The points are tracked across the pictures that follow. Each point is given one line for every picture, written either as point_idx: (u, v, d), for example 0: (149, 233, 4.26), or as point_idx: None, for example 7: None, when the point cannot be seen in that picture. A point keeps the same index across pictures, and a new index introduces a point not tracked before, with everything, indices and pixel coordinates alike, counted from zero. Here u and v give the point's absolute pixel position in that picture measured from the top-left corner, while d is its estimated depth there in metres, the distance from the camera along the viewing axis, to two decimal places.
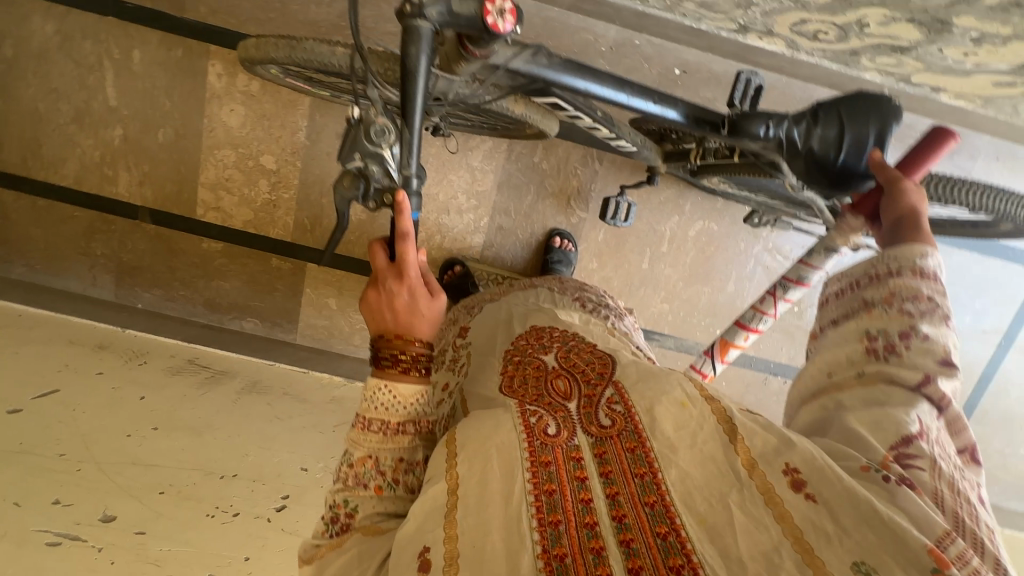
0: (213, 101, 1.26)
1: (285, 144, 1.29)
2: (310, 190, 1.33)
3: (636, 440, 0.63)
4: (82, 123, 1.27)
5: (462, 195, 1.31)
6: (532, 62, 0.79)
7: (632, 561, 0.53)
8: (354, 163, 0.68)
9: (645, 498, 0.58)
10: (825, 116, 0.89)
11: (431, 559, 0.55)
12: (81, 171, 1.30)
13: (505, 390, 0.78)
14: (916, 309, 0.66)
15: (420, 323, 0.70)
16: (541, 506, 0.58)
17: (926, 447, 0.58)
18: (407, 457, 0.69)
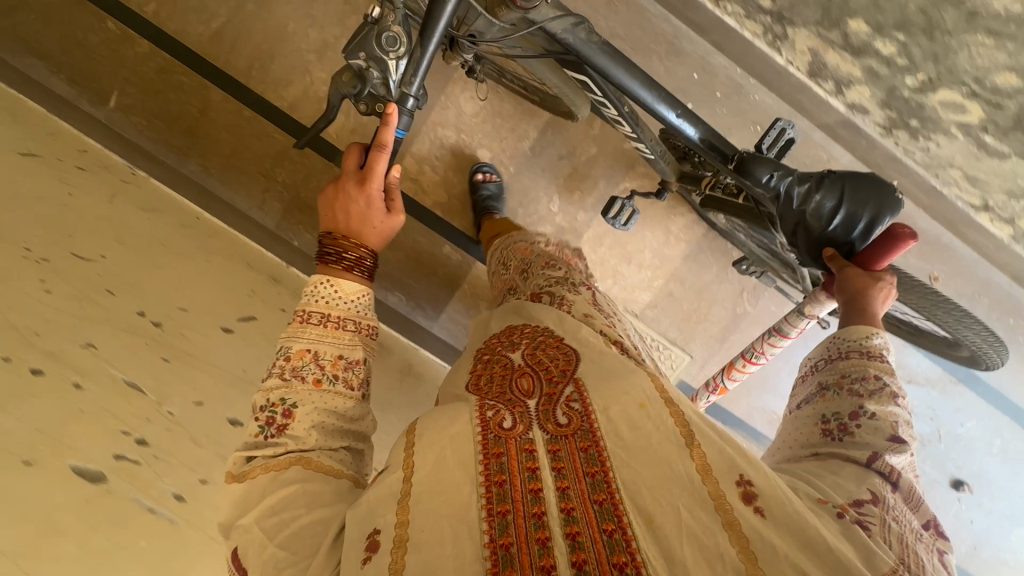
0: (458, 84, 1.27)
1: (505, 147, 1.30)
2: (511, 195, 1.31)
3: (590, 440, 0.60)
4: (321, 57, 1.26)
5: (649, 252, 1.35)
6: (569, 30, 0.88)
7: (576, 554, 0.51)
8: (358, 60, 0.81)
9: (594, 495, 0.55)
10: (828, 185, 0.93)
11: (381, 541, 0.53)
12: (300, 98, 1.28)
13: (469, 386, 0.69)
14: (864, 390, 0.78)
15: (369, 218, 0.81)
16: (490, 496, 0.55)
17: (879, 509, 0.63)
18: (347, 356, 0.71)
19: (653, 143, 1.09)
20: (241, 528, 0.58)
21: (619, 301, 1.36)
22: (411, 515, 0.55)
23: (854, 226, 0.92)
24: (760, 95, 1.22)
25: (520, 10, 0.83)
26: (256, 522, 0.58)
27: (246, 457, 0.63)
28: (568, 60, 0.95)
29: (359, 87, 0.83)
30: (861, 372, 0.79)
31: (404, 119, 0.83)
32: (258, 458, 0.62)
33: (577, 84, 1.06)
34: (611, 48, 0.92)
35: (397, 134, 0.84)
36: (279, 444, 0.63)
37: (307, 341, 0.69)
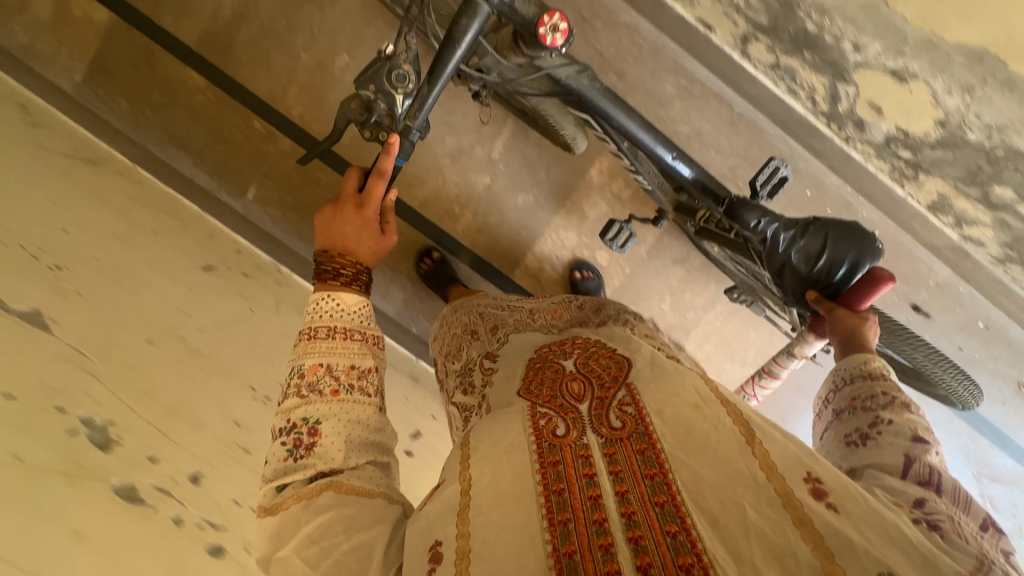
0: (584, 191, 1.34)
1: (624, 251, 1.36)
2: (624, 295, 1.38)
3: (645, 441, 0.62)
4: (454, 160, 1.31)
5: (751, 351, 1.43)
6: (575, 77, 1.00)
7: (642, 559, 0.52)
8: (367, 92, 0.84)
9: (655, 498, 0.57)
10: (814, 231, 0.99)
11: (442, 552, 0.57)
12: (429, 197, 1.32)
13: (520, 390, 0.72)
14: (875, 404, 0.80)
15: (349, 237, 0.83)
16: (550, 506, 0.57)
17: (941, 504, 0.63)
18: (359, 365, 0.73)
19: (650, 174, 1.14)
20: (279, 559, 0.62)
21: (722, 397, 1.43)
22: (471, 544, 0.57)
23: (837, 272, 0.98)
24: (867, 212, 1.31)
25: (526, 56, 0.94)
26: (295, 552, 0.62)
27: (277, 488, 0.65)
28: (569, 101, 1.03)
29: (365, 115, 0.86)
30: (868, 391, 0.82)
31: (404, 147, 0.89)
32: (294, 481, 0.66)
33: (580, 122, 1.14)
34: (609, 95, 1.02)
35: (397, 162, 0.89)
36: (304, 467, 0.66)
37: (318, 356, 0.72)
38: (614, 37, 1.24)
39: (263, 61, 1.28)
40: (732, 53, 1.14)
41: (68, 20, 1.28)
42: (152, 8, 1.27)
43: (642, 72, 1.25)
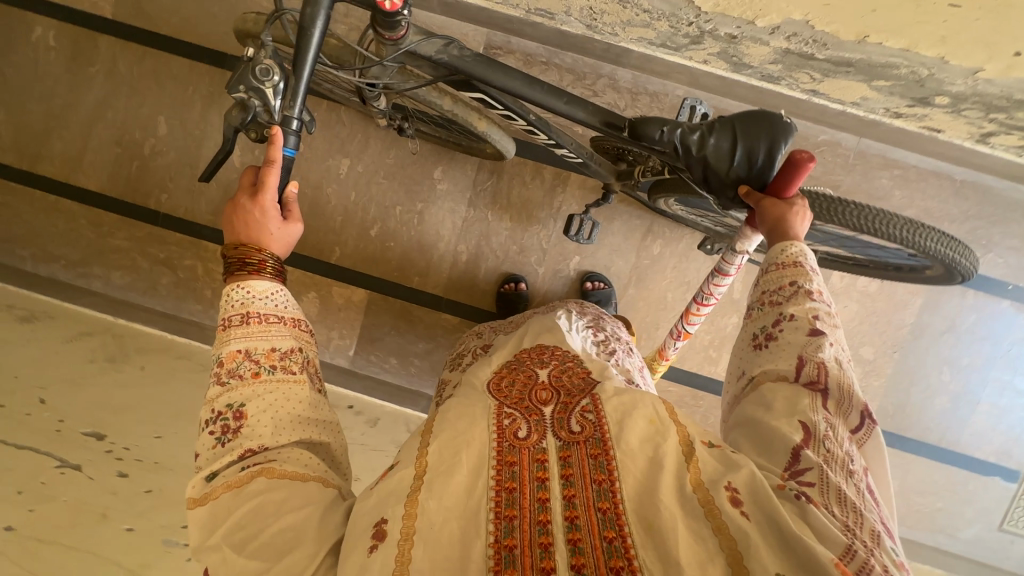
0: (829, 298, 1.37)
1: (886, 340, 1.37)
2: (898, 379, 1.39)
3: (600, 447, 0.64)
4: (700, 311, 1.39)
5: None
6: (440, 52, 0.80)
7: (576, 559, 0.55)
8: (239, 94, 0.70)
9: (599, 503, 0.59)
10: (722, 125, 0.79)
11: (387, 531, 0.56)
12: (686, 351, 1.41)
13: (491, 388, 0.75)
14: (782, 298, 0.71)
15: (273, 233, 0.69)
16: (499, 500, 0.60)
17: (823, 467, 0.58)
18: (281, 347, 0.66)
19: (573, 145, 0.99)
20: (211, 546, 0.56)
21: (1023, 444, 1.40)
22: (421, 505, 0.58)
23: (758, 161, 0.77)
24: None
25: (391, 44, 0.78)
26: (222, 539, 0.56)
27: (208, 477, 0.60)
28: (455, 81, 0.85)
29: (242, 119, 0.71)
30: (778, 284, 0.72)
31: (288, 141, 0.71)
32: (229, 458, 0.61)
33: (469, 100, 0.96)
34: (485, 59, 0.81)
35: (286, 154, 0.71)
36: (234, 451, 0.61)
37: (238, 344, 0.64)
38: (821, 158, 1.27)
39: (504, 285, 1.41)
40: (959, 141, 1.17)
41: (333, 309, 1.44)
42: (399, 275, 1.42)
43: (857, 179, 1.27)
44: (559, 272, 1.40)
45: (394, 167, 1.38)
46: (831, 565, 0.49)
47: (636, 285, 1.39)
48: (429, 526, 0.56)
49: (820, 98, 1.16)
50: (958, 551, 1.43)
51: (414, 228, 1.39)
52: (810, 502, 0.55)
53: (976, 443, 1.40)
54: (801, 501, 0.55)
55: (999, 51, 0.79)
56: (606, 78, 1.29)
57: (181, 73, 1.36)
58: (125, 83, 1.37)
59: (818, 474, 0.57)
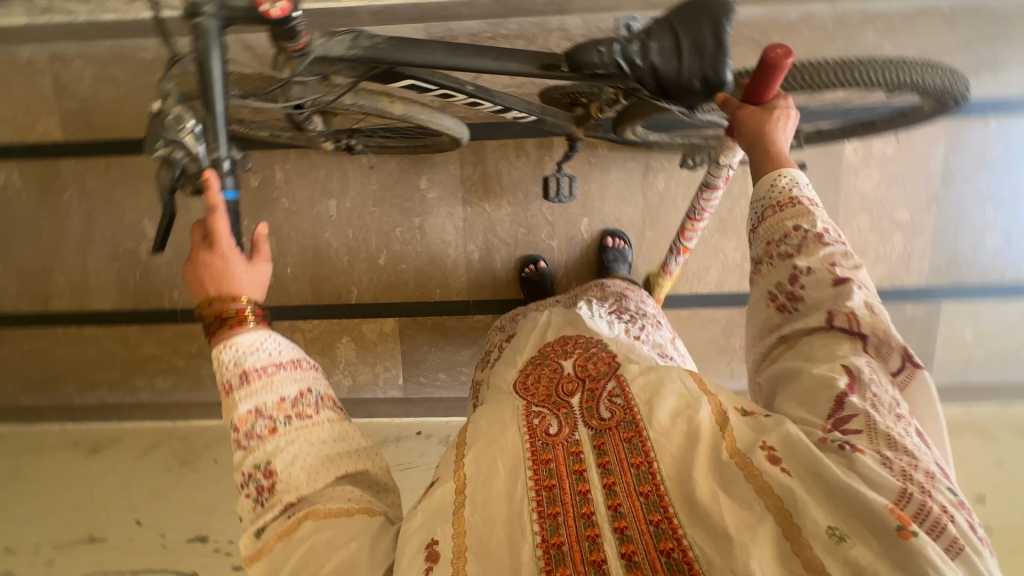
0: (848, 175, 1.32)
1: (920, 197, 1.32)
2: (943, 232, 1.34)
3: (633, 429, 0.63)
4: (724, 230, 1.35)
5: None
6: (351, 48, 0.64)
7: (626, 547, 0.55)
8: (159, 151, 0.62)
9: (641, 489, 0.58)
10: (659, 27, 0.63)
11: (440, 551, 0.56)
12: (721, 275, 1.38)
13: (518, 388, 0.75)
14: (789, 248, 0.68)
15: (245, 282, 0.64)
16: (541, 499, 0.59)
17: (873, 416, 0.57)
18: (291, 394, 0.61)
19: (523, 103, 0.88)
20: None
21: None
22: (470, 522, 0.58)
23: (708, 49, 0.63)
24: None
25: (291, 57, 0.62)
26: None
27: (257, 533, 0.58)
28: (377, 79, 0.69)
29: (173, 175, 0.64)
30: (781, 233, 0.69)
31: (226, 185, 0.64)
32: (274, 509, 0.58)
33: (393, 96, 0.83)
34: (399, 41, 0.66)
35: (228, 197, 0.65)
36: (275, 505, 0.58)
37: (247, 404, 0.60)
38: (799, 37, 1.21)
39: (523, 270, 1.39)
40: None
41: (370, 346, 1.45)
42: (421, 294, 1.41)
43: (842, 46, 1.21)
44: (573, 239, 1.37)
45: (380, 191, 1.36)
46: (887, 512, 0.49)
47: (652, 227, 1.36)
48: (479, 542, 0.57)
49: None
50: None
51: (419, 244, 1.38)
52: (856, 448, 0.55)
53: None
54: (847, 450, 0.55)
55: None
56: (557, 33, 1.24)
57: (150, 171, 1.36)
58: (101, 198, 1.37)
59: (867, 423, 0.57)
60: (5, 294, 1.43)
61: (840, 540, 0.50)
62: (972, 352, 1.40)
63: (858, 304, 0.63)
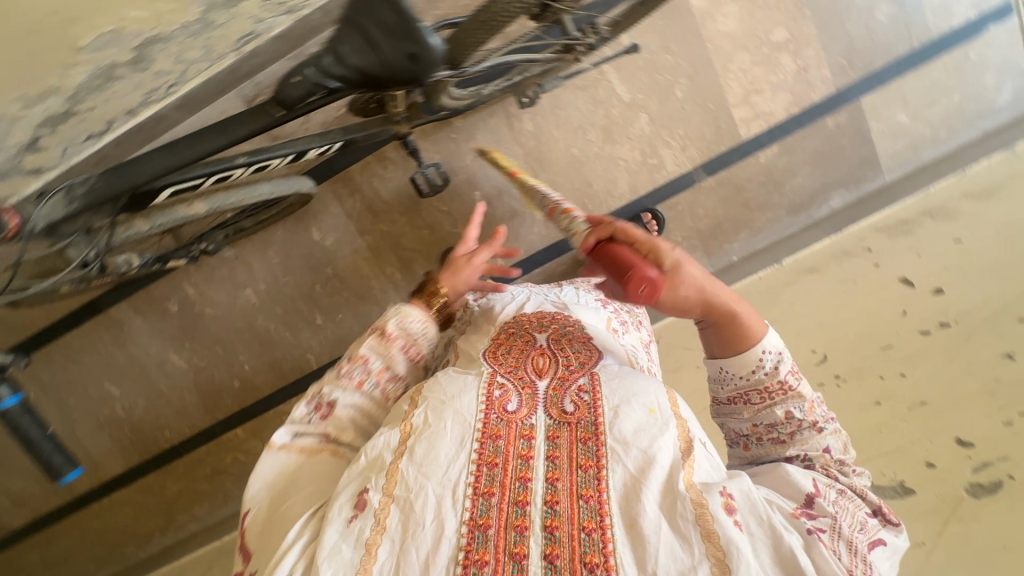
0: (706, 22, 1.22)
1: (788, 6, 1.21)
2: (828, 28, 1.23)
3: (591, 431, 0.65)
4: (612, 139, 1.29)
5: None
6: (75, 200, 0.60)
7: (551, 548, 0.57)
8: None
9: (581, 492, 0.60)
10: (339, 28, 0.57)
11: (367, 500, 0.60)
12: (631, 181, 1.32)
13: (488, 354, 0.78)
14: (781, 435, 0.71)
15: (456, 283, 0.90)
16: (479, 477, 0.62)
17: (828, 513, 0.60)
18: (350, 420, 0.74)
19: (311, 141, 0.84)
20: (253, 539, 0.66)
21: None
22: (403, 473, 0.62)
23: (395, 19, 0.56)
24: None
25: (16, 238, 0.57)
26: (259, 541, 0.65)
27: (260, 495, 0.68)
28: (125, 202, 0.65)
29: None
30: (774, 418, 0.70)
31: None
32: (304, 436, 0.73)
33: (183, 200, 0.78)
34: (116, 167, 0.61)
35: None
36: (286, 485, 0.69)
37: (367, 350, 0.76)
38: None
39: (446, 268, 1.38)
40: None
41: None
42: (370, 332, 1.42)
43: None
44: (476, 217, 1.34)
45: (285, 260, 1.36)
46: None
47: (544, 168, 1.30)
48: (406, 501, 0.60)
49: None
50: (1012, 117, 1.27)
51: (342, 290, 1.39)
52: (819, 538, 0.57)
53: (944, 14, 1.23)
54: (810, 536, 0.57)
55: None
56: None
57: (86, 340, 1.42)
58: (62, 384, 1.44)
59: (833, 524, 0.59)
60: (33, 496, 1.55)
61: None
62: (914, 131, 1.30)
63: (813, 450, 0.69)
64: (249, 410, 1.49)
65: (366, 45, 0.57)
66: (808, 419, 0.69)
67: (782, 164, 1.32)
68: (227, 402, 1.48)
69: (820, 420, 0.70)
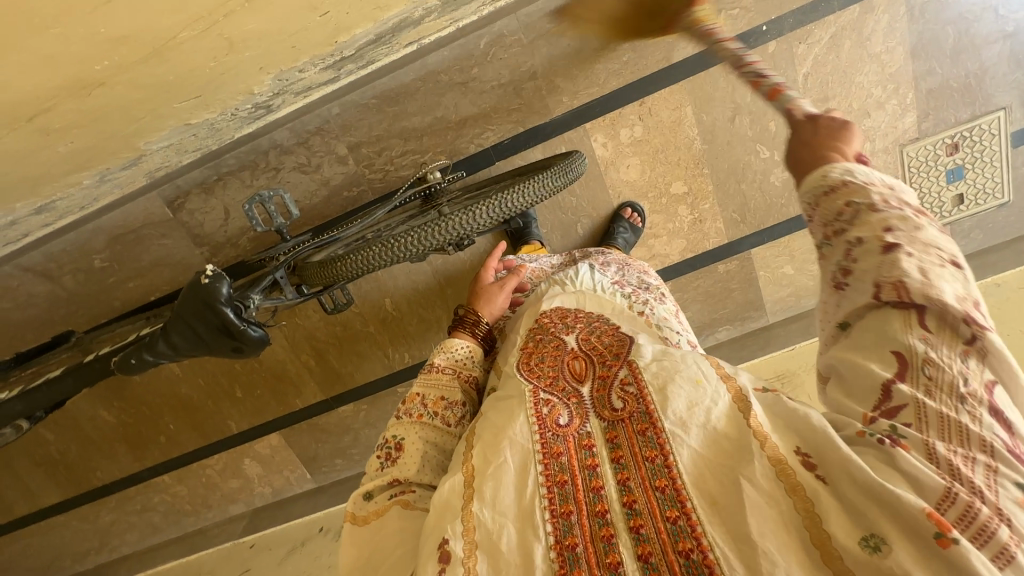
0: (610, 170, 1.28)
1: (688, 163, 1.28)
2: (724, 184, 1.30)
3: (646, 421, 0.62)
4: None
5: (877, 87, 1.21)
6: None
7: (642, 548, 0.54)
8: None
9: (655, 482, 0.57)
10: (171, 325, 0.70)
11: (451, 551, 0.57)
12: None
13: (523, 368, 0.77)
14: (844, 224, 0.54)
15: (492, 305, 0.95)
16: (552, 496, 0.59)
17: (933, 403, 0.47)
18: (410, 497, 0.71)
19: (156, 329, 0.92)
20: None
21: (885, 153, 1.27)
22: (479, 516, 0.59)
23: (214, 328, 0.68)
24: None
25: None
26: None
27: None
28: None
29: None
30: (845, 212, 0.54)
31: None
32: (379, 487, 0.72)
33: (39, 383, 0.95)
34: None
35: None
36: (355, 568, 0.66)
37: (420, 386, 0.81)
38: (501, 63, 1.18)
39: (358, 359, 1.48)
40: None
41: (268, 459, 1.61)
42: (285, 406, 1.54)
43: (543, 54, 1.17)
44: (386, 318, 1.43)
45: None
46: (925, 519, 0.42)
47: (451, 283, 1.40)
48: (488, 543, 0.57)
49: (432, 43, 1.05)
50: None
51: (260, 368, 1.49)
52: (896, 443, 0.46)
53: None
54: (886, 445, 0.46)
55: None
56: (271, 151, 1.23)
57: None
58: None
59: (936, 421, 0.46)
60: None
61: (875, 549, 0.44)
62: (798, 283, 1.39)
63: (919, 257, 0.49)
64: (173, 460, 1.62)
65: (191, 340, 0.70)
66: (908, 219, 0.51)
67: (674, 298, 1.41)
68: (152, 452, 1.60)
69: (937, 272, 0.48)
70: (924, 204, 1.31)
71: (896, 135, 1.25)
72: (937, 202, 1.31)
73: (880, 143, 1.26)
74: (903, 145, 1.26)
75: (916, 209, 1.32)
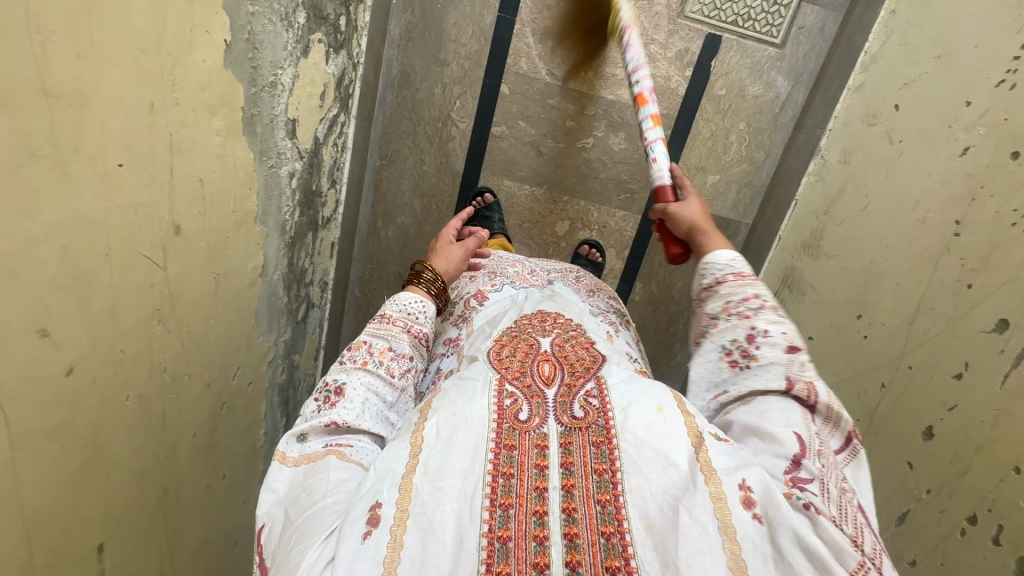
0: None
1: (548, 206, 1.31)
2: (588, 189, 1.29)
3: (603, 435, 0.52)
4: None
5: (609, 11, 1.16)
6: None
7: (572, 557, 0.44)
8: None
9: (599, 496, 0.48)
10: None
11: (382, 515, 0.46)
12: None
13: (489, 356, 0.66)
14: (737, 304, 0.64)
15: (448, 262, 0.85)
16: (494, 486, 0.48)
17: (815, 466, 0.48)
18: (353, 448, 0.58)
19: None
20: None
21: (674, 32, 1.17)
22: (417, 488, 0.47)
23: None
24: None
25: None
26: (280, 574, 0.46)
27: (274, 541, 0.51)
28: None
29: None
30: (736, 297, 0.65)
31: None
32: (315, 429, 0.60)
33: None
34: None
35: None
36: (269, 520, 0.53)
37: (368, 334, 0.69)
38: (379, 289, 1.40)
39: None
40: (343, 196, 1.17)
41: None
42: None
43: (392, 258, 1.37)
44: None
45: None
46: None
47: None
48: (425, 517, 0.46)
49: (327, 312, 1.27)
50: (807, 93, 1.20)
51: None
52: (821, 511, 0.44)
53: (667, 92, 1.21)
54: (810, 511, 0.44)
55: (256, 376, 0.93)
56: None
57: None
58: None
59: (820, 484, 0.47)
60: None
61: None
62: (733, 177, 1.27)
63: (784, 332, 0.60)
64: None
65: None
66: (756, 301, 0.63)
67: (655, 285, 1.38)
68: None
69: (774, 340, 0.60)
70: (760, 18, 1.16)
71: (665, 16, 1.16)
72: (769, 3, 1.15)
73: (663, 33, 1.17)
74: (680, 13, 1.16)
75: (756, 28, 1.17)
